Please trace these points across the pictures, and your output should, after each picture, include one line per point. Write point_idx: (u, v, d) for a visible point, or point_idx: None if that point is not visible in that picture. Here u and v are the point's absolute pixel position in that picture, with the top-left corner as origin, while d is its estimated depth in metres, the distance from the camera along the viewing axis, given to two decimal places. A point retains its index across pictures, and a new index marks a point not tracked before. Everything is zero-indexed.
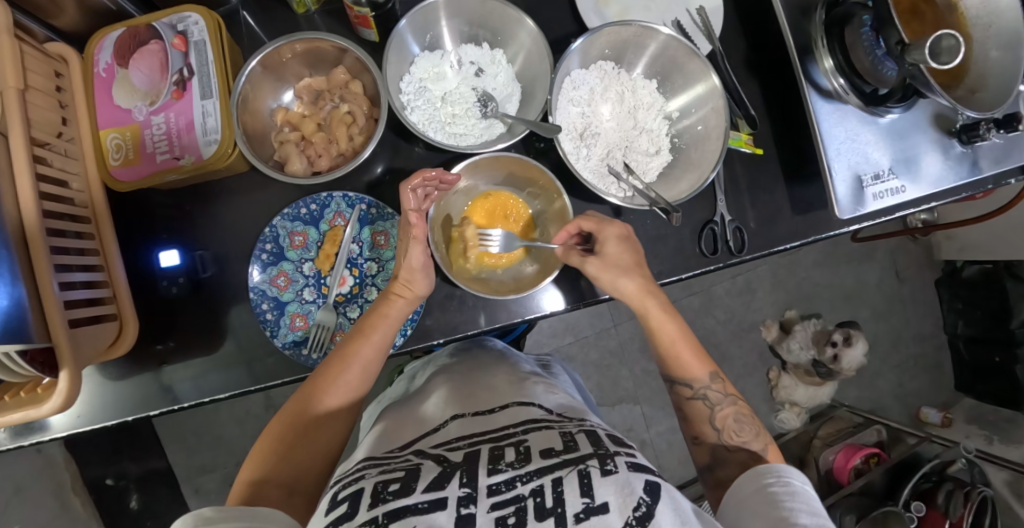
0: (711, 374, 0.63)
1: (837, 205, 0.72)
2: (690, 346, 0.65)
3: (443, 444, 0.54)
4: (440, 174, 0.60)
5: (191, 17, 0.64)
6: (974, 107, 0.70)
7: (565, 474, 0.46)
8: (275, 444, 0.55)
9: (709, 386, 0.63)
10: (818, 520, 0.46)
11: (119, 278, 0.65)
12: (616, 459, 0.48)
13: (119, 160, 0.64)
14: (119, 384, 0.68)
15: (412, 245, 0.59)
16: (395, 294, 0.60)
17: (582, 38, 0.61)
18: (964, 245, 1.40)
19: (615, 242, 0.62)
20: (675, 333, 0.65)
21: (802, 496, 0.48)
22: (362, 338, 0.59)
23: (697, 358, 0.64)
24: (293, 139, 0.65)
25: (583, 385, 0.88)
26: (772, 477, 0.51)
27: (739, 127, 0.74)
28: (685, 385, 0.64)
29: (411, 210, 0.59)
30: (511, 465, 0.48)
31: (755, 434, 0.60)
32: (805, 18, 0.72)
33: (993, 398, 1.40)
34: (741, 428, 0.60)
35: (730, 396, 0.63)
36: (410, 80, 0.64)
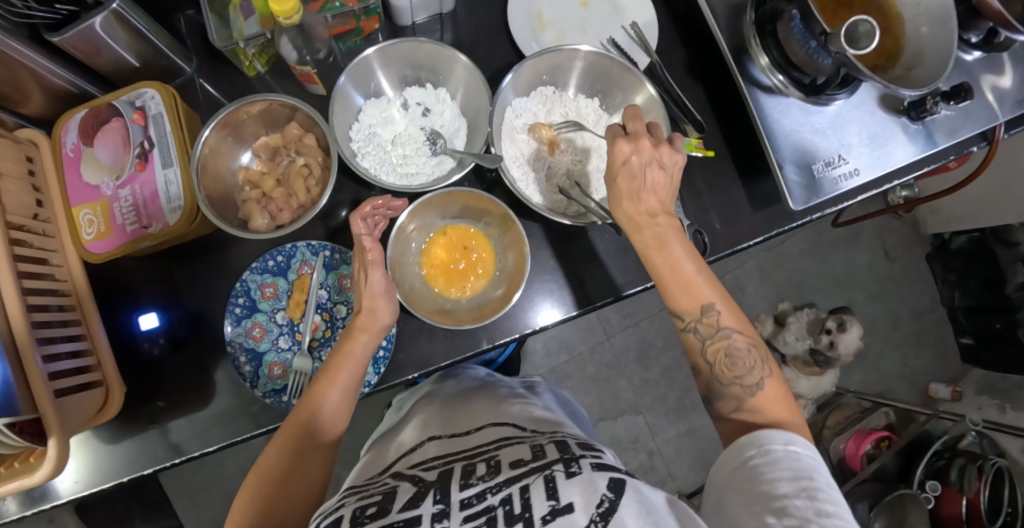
0: (703, 306, 0.57)
1: (790, 195, 0.73)
2: (696, 271, 0.58)
3: (419, 464, 0.55)
4: (387, 201, 0.61)
5: (148, 92, 0.66)
6: (911, 84, 0.71)
7: (533, 480, 0.46)
8: (256, 494, 0.54)
9: (701, 320, 0.57)
10: (802, 486, 0.45)
11: (102, 346, 0.68)
12: (581, 461, 0.49)
13: (92, 233, 0.66)
14: (114, 447, 0.70)
15: (370, 268, 0.60)
16: (358, 329, 0.61)
17: (512, 74, 0.64)
18: (948, 217, 1.40)
19: (621, 164, 0.58)
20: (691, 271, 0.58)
21: (784, 463, 0.47)
22: (329, 380, 0.59)
23: (705, 284, 0.58)
24: (254, 196, 0.68)
25: (570, 400, 0.88)
26: (753, 450, 0.50)
27: (688, 133, 0.75)
28: (679, 317, 0.59)
29: (362, 235, 0.60)
30: (482, 479, 0.49)
31: (750, 368, 0.56)
32: (737, 19, 0.74)
33: (1001, 366, 1.39)
34: (735, 364, 0.56)
35: (729, 327, 0.57)
36: (359, 128, 0.66)
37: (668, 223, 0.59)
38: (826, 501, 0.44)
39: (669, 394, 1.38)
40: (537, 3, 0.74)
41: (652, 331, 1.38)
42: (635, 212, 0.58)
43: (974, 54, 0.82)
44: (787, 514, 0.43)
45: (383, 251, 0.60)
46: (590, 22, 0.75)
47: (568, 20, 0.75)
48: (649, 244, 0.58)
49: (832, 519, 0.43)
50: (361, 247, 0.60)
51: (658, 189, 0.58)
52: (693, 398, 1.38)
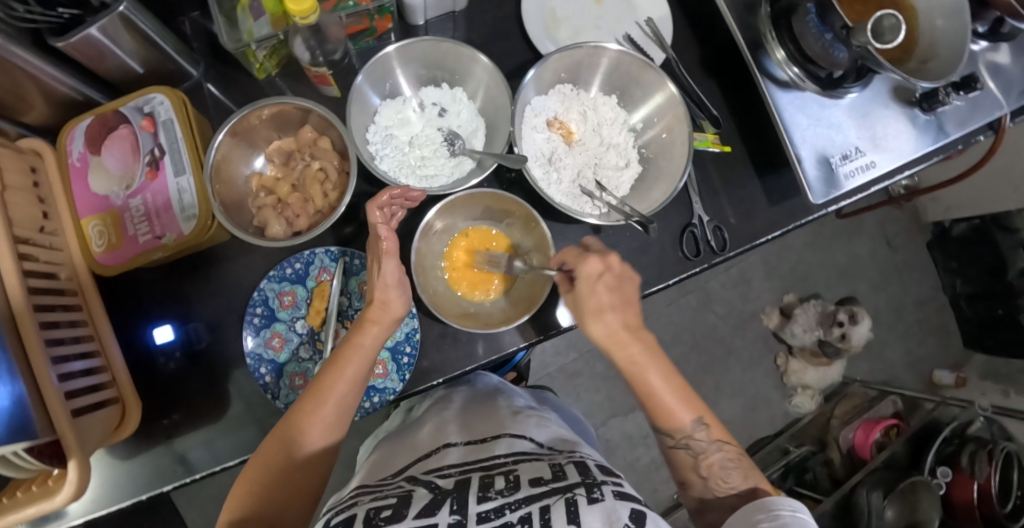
0: (692, 423, 0.57)
1: (810, 189, 0.73)
2: (672, 388, 0.58)
3: (435, 471, 0.55)
4: (406, 191, 0.59)
5: (156, 98, 0.65)
6: (928, 76, 0.72)
7: (553, 501, 0.45)
8: (255, 483, 0.52)
9: (690, 437, 0.57)
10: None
11: (116, 361, 0.66)
12: (603, 487, 0.48)
13: (103, 246, 0.65)
14: (129, 463, 0.68)
15: (384, 259, 0.58)
16: (369, 321, 0.59)
17: (534, 69, 0.63)
18: (949, 205, 1.41)
19: (587, 282, 0.58)
20: (655, 380, 0.58)
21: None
22: (336, 373, 0.56)
23: (683, 400, 0.57)
24: (270, 203, 0.66)
25: (577, 418, 0.87)
26: (762, 513, 0.49)
27: (704, 129, 0.75)
28: (667, 436, 0.58)
29: (379, 225, 0.58)
30: (501, 493, 0.48)
31: (743, 477, 0.55)
32: (751, 13, 0.74)
33: (1003, 351, 1.41)
34: (729, 474, 0.55)
35: (717, 441, 0.57)
36: (376, 130, 0.65)
37: (644, 336, 0.59)
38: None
39: None
40: (550, 0, 0.73)
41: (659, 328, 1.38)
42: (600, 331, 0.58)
43: (980, 45, 0.83)
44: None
45: (398, 243, 0.59)
46: (603, 18, 0.74)
47: (582, 17, 0.74)
48: (628, 367, 0.58)
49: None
50: (376, 236, 0.58)
51: (618, 296, 0.58)
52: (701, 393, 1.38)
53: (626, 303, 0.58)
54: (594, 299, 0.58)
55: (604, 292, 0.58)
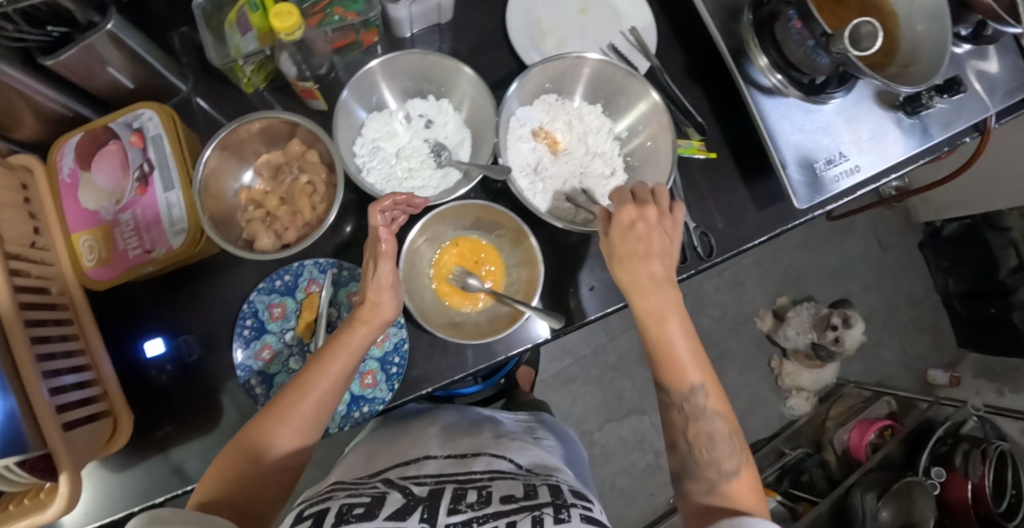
0: (692, 386, 0.58)
1: (794, 194, 0.73)
2: (688, 345, 0.58)
3: (412, 478, 0.55)
4: (410, 197, 0.58)
5: (145, 114, 0.65)
6: (910, 80, 0.72)
7: (520, 517, 0.46)
8: (232, 465, 0.54)
9: (687, 399, 0.58)
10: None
11: (107, 375, 0.67)
12: (572, 509, 0.48)
13: (94, 260, 0.66)
14: (121, 475, 0.69)
15: (381, 262, 0.58)
16: (359, 321, 0.59)
17: (517, 83, 0.63)
18: (940, 205, 1.41)
19: (619, 229, 0.59)
20: (674, 334, 0.58)
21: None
22: (319, 370, 0.57)
23: (695, 361, 0.58)
24: (258, 216, 0.67)
25: (568, 439, 0.86)
26: None
27: (688, 136, 0.77)
28: (666, 392, 0.59)
29: (379, 228, 0.57)
30: (471, 506, 0.48)
31: (730, 452, 0.56)
32: (734, 20, 0.75)
33: (996, 349, 1.41)
34: (715, 446, 0.57)
35: (712, 410, 0.57)
36: (363, 142, 0.66)
37: (666, 291, 0.58)
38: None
39: None
40: (536, 12, 0.74)
41: None
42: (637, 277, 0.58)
43: (964, 47, 0.84)
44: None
45: (396, 246, 0.58)
46: (588, 29, 0.75)
47: (568, 27, 0.74)
48: (645, 318, 0.59)
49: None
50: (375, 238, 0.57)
51: (641, 247, 0.58)
52: None
53: (656, 256, 0.58)
54: (616, 235, 0.59)
55: (628, 232, 0.58)
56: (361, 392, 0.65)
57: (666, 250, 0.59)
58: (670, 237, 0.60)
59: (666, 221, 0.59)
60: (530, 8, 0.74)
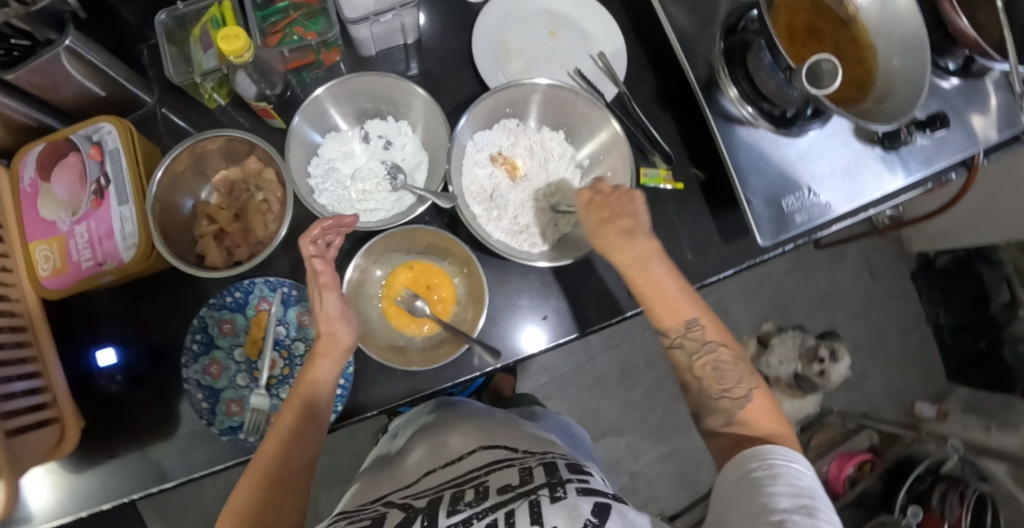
0: (689, 321, 0.58)
1: (758, 229, 0.71)
2: (674, 279, 0.60)
3: (411, 494, 0.55)
4: (337, 218, 0.57)
5: (105, 127, 0.65)
6: (882, 117, 0.70)
7: (517, 505, 0.46)
8: None
9: (685, 335, 0.58)
10: (800, 501, 0.45)
11: (58, 382, 0.66)
12: (567, 485, 0.48)
13: (48, 270, 0.65)
14: (68, 481, 0.69)
15: (324, 292, 0.58)
16: (320, 355, 0.58)
17: (465, 119, 0.64)
18: (933, 235, 1.38)
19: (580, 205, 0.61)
20: (660, 275, 0.59)
21: (786, 480, 0.47)
22: (291, 411, 0.56)
23: (687, 299, 0.59)
24: (211, 232, 0.67)
25: (569, 423, 0.84)
26: (759, 462, 0.50)
27: (656, 164, 0.75)
28: (665, 335, 0.60)
29: (314, 258, 0.57)
30: (469, 505, 0.48)
31: (736, 381, 0.57)
32: (706, 48, 0.74)
33: (986, 384, 1.37)
34: (723, 374, 0.58)
35: (712, 341, 0.58)
36: (318, 162, 0.66)
37: (643, 242, 0.60)
38: (823, 519, 0.44)
39: (651, 415, 1.36)
40: (503, 34, 0.74)
41: (633, 352, 1.37)
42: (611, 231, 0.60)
43: (951, 81, 0.81)
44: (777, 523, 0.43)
45: (335, 274, 0.59)
46: (557, 51, 0.75)
47: (535, 50, 0.75)
48: (629, 266, 0.59)
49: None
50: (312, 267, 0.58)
51: (606, 213, 0.61)
52: (676, 420, 1.37)
53: (626, 215, 0.61)
54: (589, 219, 0.61)
55: (597, 211, 0.60)
56: None
57: (635, 208, 0.61)
58: (633, 202, 0.61)
59: (622, 193, 0.61)
60: (497, 30, 0.74)
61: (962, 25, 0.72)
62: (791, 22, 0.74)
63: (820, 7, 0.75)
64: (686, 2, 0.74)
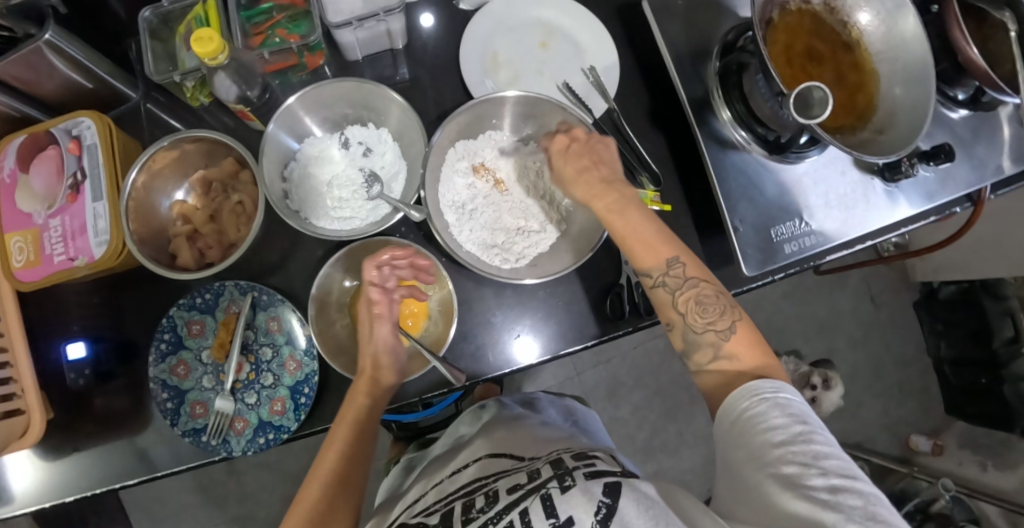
0: (668, 260, 0.53)
1: (743, 258, 0.69)
2: (649, 225, 0.55)
3: (421, 512, 0.52)
4: (408, 252, 0.62)
5: (84, 122, 0.65)
6: (879, 148, 0.67)
7: (529, 502, 0.44)
8: None
9: (667, 274, 0.53)
10: (796, 432, 0.44)
11: (27, 374, 0.66)
12: (575, 474, 0.47)
13: (21, 262, 0.64)
14: (33, 472, 0.68)
15: (376, 322, 0.59)
16: (361, 390, 0.58)
17: (439, 131, 0.63)
18: (938, 265, 1.34)
19: (560, 157, 0.61)
20: (635, 222, 0.55)
21: (781, 409, 0.46)
22: (337, 447, 0.56)
23: (660, 239, 0.54)
24: (184, 232, 0.67)
25: (578, 409, 0.83)
26: (767, 393, 0.47)
27: (643, 185, 0.72)
28: (646, 275, 0.54)
29: (372, 286, 0.59)
30: (481, 511, 0.46)
31: (721, 313, 0.52)
32: (700, 67, 0.72)
33: (985, 421, 1.33)
34: (706, 308, 0.52)
35: (693, 278, 0.53)
36: (294, 167, 0.65)
37: (621, 189, 0.57)
38: (821, 442, 0.44)
39: (637, 433, 1.34)
40: (493, 44, 0.73)
41: (623, 369, 1.35)
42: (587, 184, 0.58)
43: (960, 112, 0.78)
44: (789, 462, 0.43)
45: (391, 304, 0.60)
46: (548, 63, 0.74)
47: (524, 61, 0.73)
48: (605, 214, 0.56)
49: (829, 460, 0.43)
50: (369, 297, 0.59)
51: (590, 161, 0.59)
52: (663, 440, 1.34)
53: (602, 162, 0.59)
54: (567, 167, 0.60)
55: (577, 158, 0.59)
56: (269, 418, 0.65)
57: (611, 156, 0.60)
58: (608, 149, 0.60)
59: (599, 142, 0.60)
60: (487, 40, 0.73)
61: (972, 54, 0.67)
62: (791, 45, 0.71)
63: (822, 29, 0.72)
64: (681, 19, 0.72)
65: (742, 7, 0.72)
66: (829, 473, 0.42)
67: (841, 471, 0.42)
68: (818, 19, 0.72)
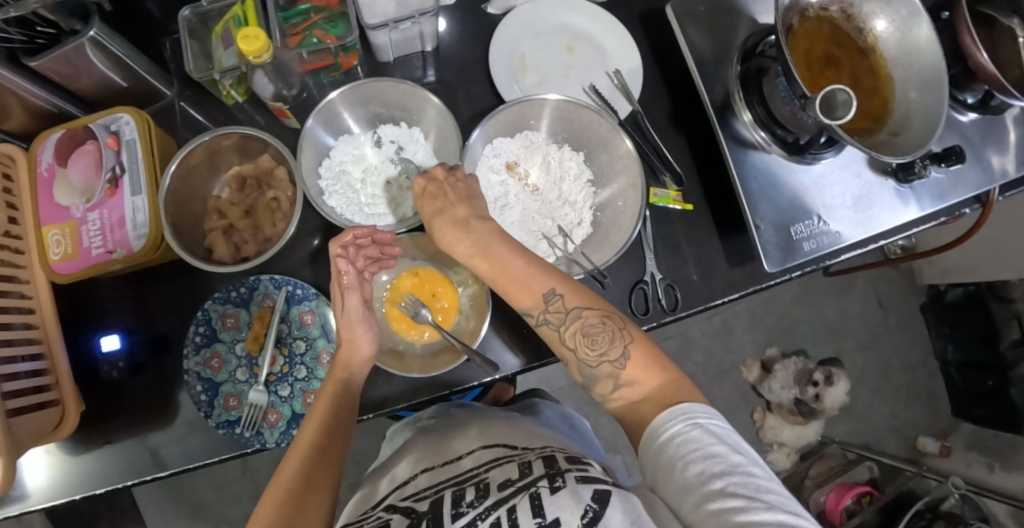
0: (544, 294, 0.54)
1: (764, 254, 0.71)
2: (525, 266, 0.56)
3: (412, 495, 0.52)
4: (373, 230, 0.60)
5: (123, 118, 0.66)
6: (896, 149, 0.69)
7: (518, 499, 0.43)
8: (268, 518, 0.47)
9: (546, 309, 0.54)
10: (733, 464, 0.42)
11: (62, 366, 0.67)
12: (567, 474, 0.46)
13: (60, 254, 0.65)
14: (66, 463, 0.69)
15: (347, 294, 0.59)
16: (342, 362, 0.60)
17: (477, 131, 0.66)
18: (945, 268, 1.36)
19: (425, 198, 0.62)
20: (512, 269, 0.56)
21: (709, 435, 0.44)
22: (320, 407, 0.56)
23: (534, 272, 0.55)
24: (220, 227, 0.69)
25: (572, 413, 0.84)
26: (687, 419, 0.46)
27: (666, 185, 0.76)
28: (529, 315, 0.55)
29: (338, 258, 0.58)
30: (472, 504, 0.45)
31: (608, 341, 0.52)
32: (721, 71, 0.74)
33: (992, 422, 1.34)
34: (593, 340, 0.52)
35: (575, 307, 0.53)
36: (329, 164, 0.68)
37: (479, 232, 0.58)
38: (760, 478, 0.42)
39: None
40: (519, 46, 0.75)
41: None
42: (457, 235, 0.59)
43: (969, 116, 0.80)
44: (733, 497, 0.40)
45: (359, 278, 0.60)
46: (572, 66, 0.76)
47: (550, 64, 0.76)
48: (513, 292, 0.56)
49: (770, 494, 0.41)
50: (337, 270, 0.59)
51: (440, 203, 0.60)
52: None
53: (458, 202, 0.60)
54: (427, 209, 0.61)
55: (430, 202, 0.60)
56: (303, 409, 0.66)
57: (469, 195, 0.61)
58: (468, 185, 0.62)
59: (458, 181, 0.61)
60: (514, 43, 0.75)
61: (982, 58, 0.70)
62: (810, 51, 0.73)
63: (839, 35, 0.74)
64: (702, 25, 0.74)
65: (762, 12, 0.74)
66: (774, 507, 0.40)
67: (783, 505, 0.40)
68: (836, 26, 0.74)
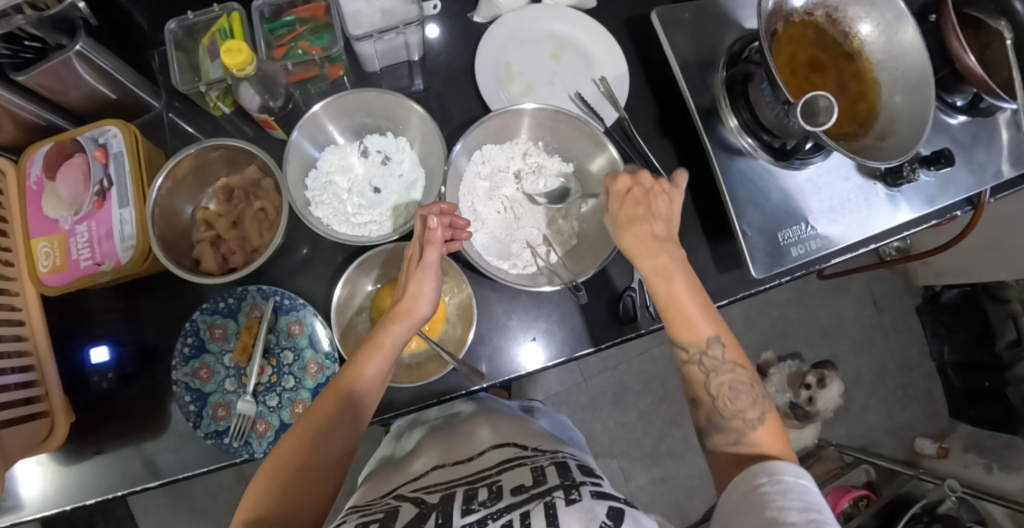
0: (708, 339, 0.55)
1: (752, 260, 0.71)
2: (696, 302, 0.56)
3: (421, 488, 0.52)
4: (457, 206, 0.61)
5: (110, 130, 0.67)
6: (882, 153, 0.69)
7: (532, 506, 0.43)
8: (274, 479, 0.50)
9: (704, 353, 0.55)
10: (810, 518, 0.42)
11: (52, 377, 0.67)
12: (581, 488, 0.47)
13: (48, 267, 0.65)
14: (55, 474, 0.69)
15: (426, 249, 0.58)
16: (391, 321, 0.58)
17: (459, 145, 0.67)
18: (940, 270, 1.36)
19: (618, 198, 0.59)
20: (677, 294, 0.56)
21: (796, 494, 0.44)
22: (353, 370, 0.56)
23: (704, 316, 0.56)
24: (208, 238, 0.68)
25: (570, 423, 0.83)
26: (768, 475, 0.47)
27: None
28: (683, 349, 0.56)
29: (430, 216, 0.58)
30: (484, 504, 0.45)
31: (751, 403, 0.54)
32: (707, 77, 0.74)
33: (988, 423, 1.34)
34: (737, 396, 0.54)
35: (730, 361, 0.55)
36: (317, 175, 0.68)
37: (671, 251, 0.57)
38: None
39: (645, 439, 1.35)
40: (506, 54, 0.76)
41: (631, 376, 1.36)
42: (638, 240, 0.57)
43: (958, 118, 0.80)
44: None
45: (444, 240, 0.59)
46: (559, 74, 0.76)
47: (536, 72, 0.76)
48: (652, 277, 0.56)
49: None
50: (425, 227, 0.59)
51: (644, 212, 0.58)
52: (670, 444, 1.35)
53: (659, 220, 0.58)
54: (620, 211, 0.59)
55: (630, 208, 0.58)
56: (291, 419, 0.66)
57: (668, 214, 0.59)
58: (669, 204, 0.60)
59: (660, 192, 0.59)
60: (501, 51, 0.75)
61: (969, 61, 0.69)
62: (794, 55, 0.73)
63: (825, 40, 0.74)
64: (688, 31, 0.74)
65: (747, 17, 0.75)
66: None
67: None
68: (821, 30, 0.74)
